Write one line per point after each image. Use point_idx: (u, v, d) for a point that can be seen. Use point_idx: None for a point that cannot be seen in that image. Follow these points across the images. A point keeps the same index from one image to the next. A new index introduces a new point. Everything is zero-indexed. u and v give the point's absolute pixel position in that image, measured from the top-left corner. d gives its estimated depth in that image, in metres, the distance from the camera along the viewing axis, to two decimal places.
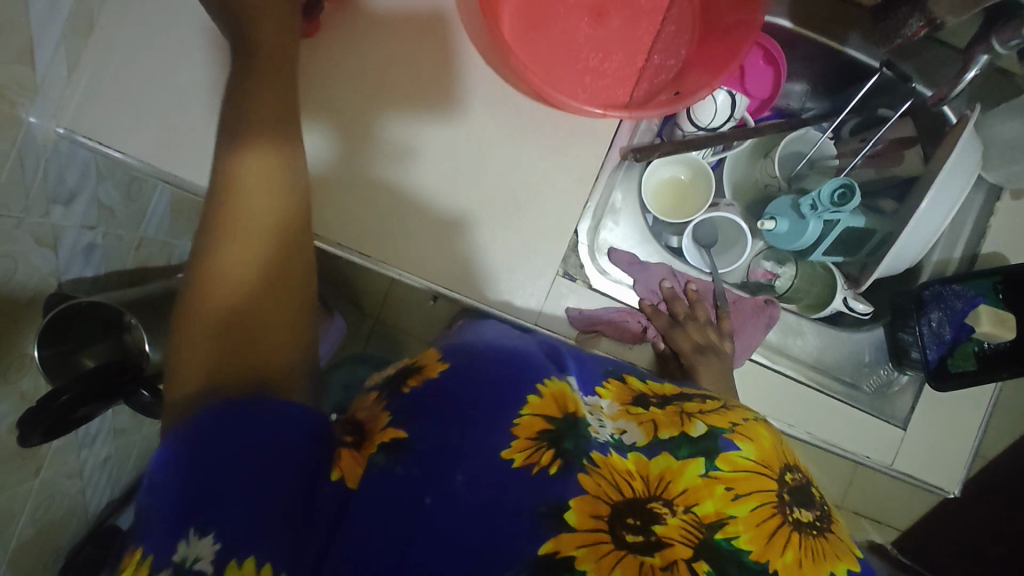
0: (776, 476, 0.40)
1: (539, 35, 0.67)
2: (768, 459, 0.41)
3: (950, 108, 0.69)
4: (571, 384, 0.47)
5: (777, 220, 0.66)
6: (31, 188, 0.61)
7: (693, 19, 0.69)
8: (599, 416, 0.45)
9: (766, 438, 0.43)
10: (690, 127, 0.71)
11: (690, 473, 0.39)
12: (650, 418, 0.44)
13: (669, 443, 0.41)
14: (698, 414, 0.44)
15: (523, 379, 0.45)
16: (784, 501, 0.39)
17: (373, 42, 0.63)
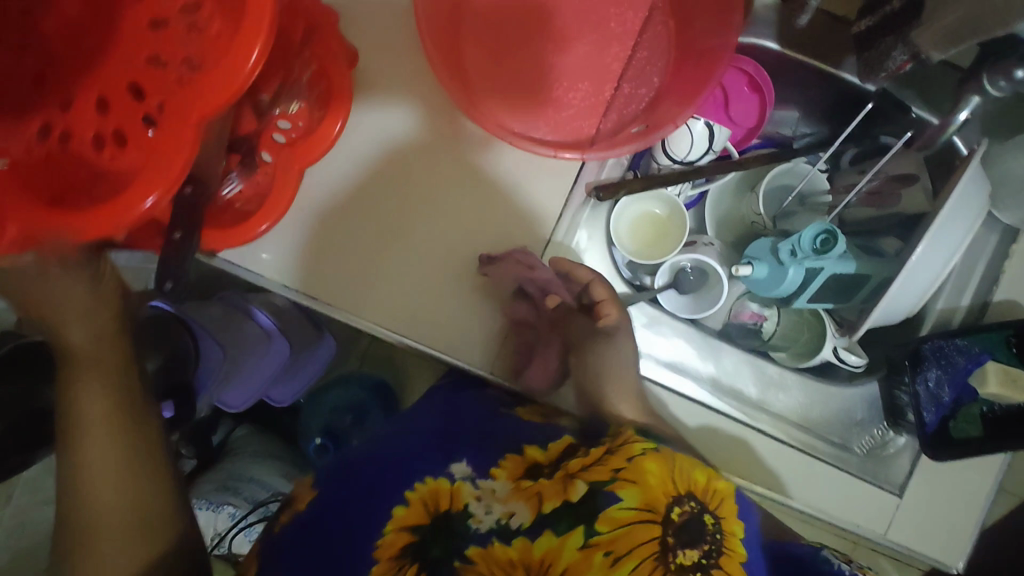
0: (661, 517, 0.46)
1: (499, 63, 0.63)
2: (653, 501, 0.46)
3: (962, 139, 0.62)
4: (450, 476, 0.51)
5: (755, 265, 0.60)
6: None
7: (669, 44, 0.64)
8: (487, 503, 0.49)
9: (652, 476, 0.47)
10: (665, 159, 0.66)
11: (570, 546, 0.45)
12: (535, 492, 0.49)
13: (551, 519, 0.46)
14: (579, 474, 0.49)
15: (391, 492, 0.51)
16: (669, 547, 0.45)
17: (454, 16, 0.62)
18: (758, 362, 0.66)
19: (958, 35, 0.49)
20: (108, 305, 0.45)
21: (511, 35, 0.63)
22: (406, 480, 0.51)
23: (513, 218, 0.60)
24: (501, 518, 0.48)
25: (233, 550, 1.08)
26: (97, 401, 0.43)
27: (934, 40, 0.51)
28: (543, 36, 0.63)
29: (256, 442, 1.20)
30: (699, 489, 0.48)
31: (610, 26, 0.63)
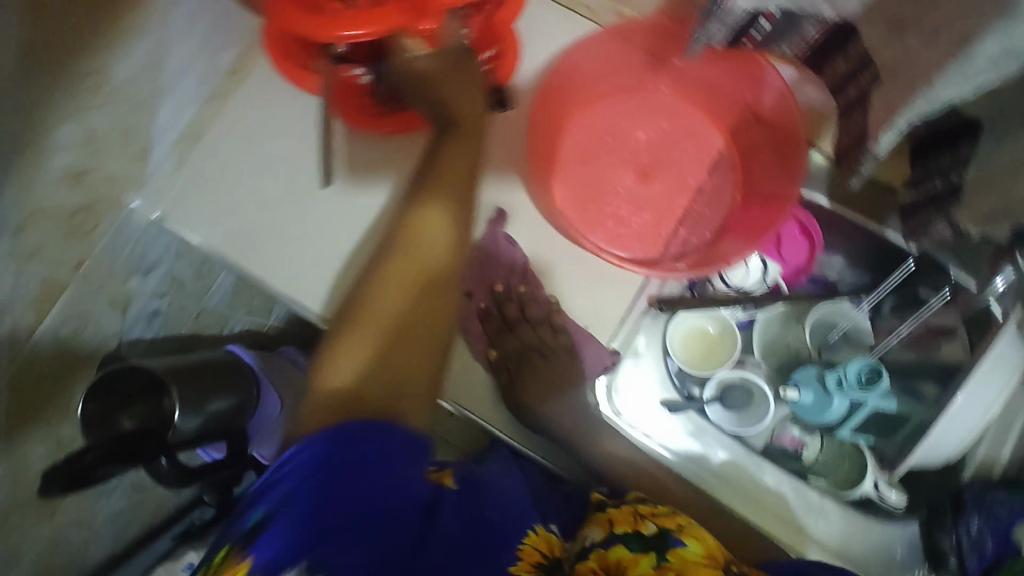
0: (718, 563, 0.53)
1: (587, 179, 0.72)
2: (711, 552, 0.54)
3: (968, 278, 0.68)
4: (554, 532, 0.57)
5: (801, 390, 0.65)
6: (117, 261, 0.71)
7: (733, 186, 0.73)
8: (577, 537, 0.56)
9: (708, 538, 0.55)
10: (721, 284, 0.73)
11: (643, 564, 0.52)
12: (608, 518, 0.58)
13: (622, 537, 0.55)
14: (649, 517, 0.57)
15: (521, 522, 0.55)
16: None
17: (570, 124, 0.73)
18: (804, 487, 0.68)
19: (992, 221, 0.48)
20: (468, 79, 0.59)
21: (600, 159, 0.73)
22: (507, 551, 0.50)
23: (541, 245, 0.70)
24: (581, 541, 0.57)
25: None
26: (437, 217, 0.56)
27: (973, 219, 0.50)
28: (628, 163, 0.73)
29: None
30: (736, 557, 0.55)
31: (681, 161, 0.73)
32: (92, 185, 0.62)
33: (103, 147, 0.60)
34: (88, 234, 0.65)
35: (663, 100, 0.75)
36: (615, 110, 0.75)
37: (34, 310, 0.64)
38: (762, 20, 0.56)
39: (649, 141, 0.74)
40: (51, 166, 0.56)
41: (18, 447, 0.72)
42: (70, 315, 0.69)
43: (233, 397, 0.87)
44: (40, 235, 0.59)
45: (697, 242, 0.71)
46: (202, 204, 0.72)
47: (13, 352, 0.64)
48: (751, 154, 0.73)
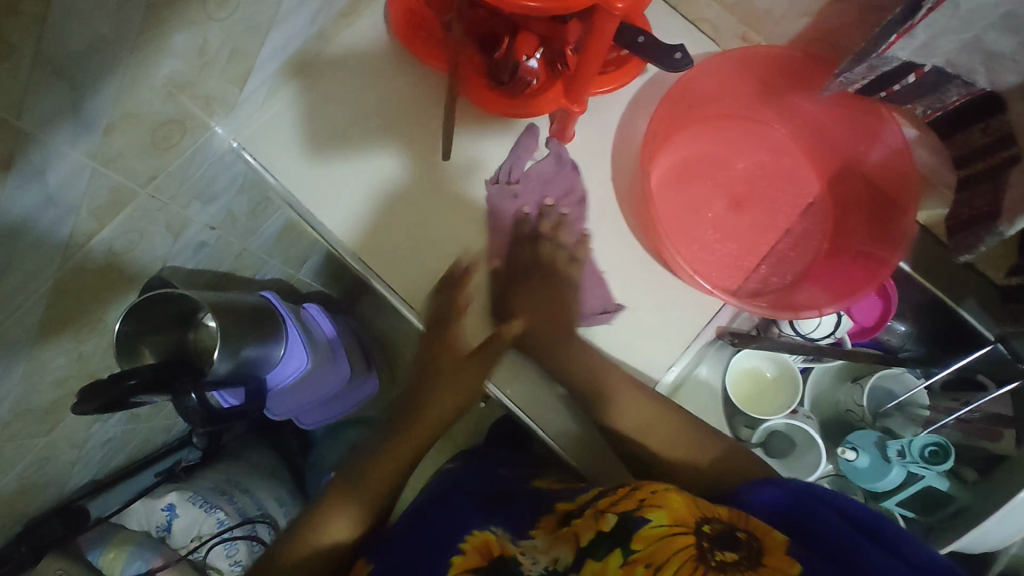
0: (691, 527, 0.49)
1: (678, 198, 0.71)
2: (678, 518, 0.50)
3: None
4: (497, 532, 0.59)
5: (859, 453, 0.63)
6: (185, 183, 0.68)
7: (822, 234, 0.72)
8: (532, 554, 0.55)
9: (673, 501, 0.51)
10: (789, 329, 0.72)
11: (613, 563, 0.49)
12: (572, 531, 0.55)
13: (590, 549, 0.51)
14: (609, 508, 0.53)
15: (446, 545, 0.58)
16: (705, 549, 0.47)
17: (674, 138, 0.71)
18: None
19: None
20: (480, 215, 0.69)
21: (695, 180, 0.71)
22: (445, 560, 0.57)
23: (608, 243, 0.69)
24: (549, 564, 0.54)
25: (206, 561, 1.04)
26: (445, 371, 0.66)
27: None
28: (723, 189, 0.71)
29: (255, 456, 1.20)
30: (713, 511, 0.52)
31: (776, 198, 0.72)
32: (187, 99, 0.59)
33: (208, 62, 0.57)
34: (168, 149, 0.62)
35: (768, 136, 0.74)
36: (718, 134, 0.73)
37: (97, 217, 0.60)
38: (912, 75, 0.55)
39: (748, 171, 0.72)
40: (157, 72, 0.53)
41: (40, 355, 0.68)
42: (127, 229, 0.65)
43: (263, 344, 0.84)
44: (124, 140, 0.56)
45: (777, 282, 0.70)
46: (282, 128, 0.71)
47: (66, 256, 0.60)
48: (846, 207, 0.72)
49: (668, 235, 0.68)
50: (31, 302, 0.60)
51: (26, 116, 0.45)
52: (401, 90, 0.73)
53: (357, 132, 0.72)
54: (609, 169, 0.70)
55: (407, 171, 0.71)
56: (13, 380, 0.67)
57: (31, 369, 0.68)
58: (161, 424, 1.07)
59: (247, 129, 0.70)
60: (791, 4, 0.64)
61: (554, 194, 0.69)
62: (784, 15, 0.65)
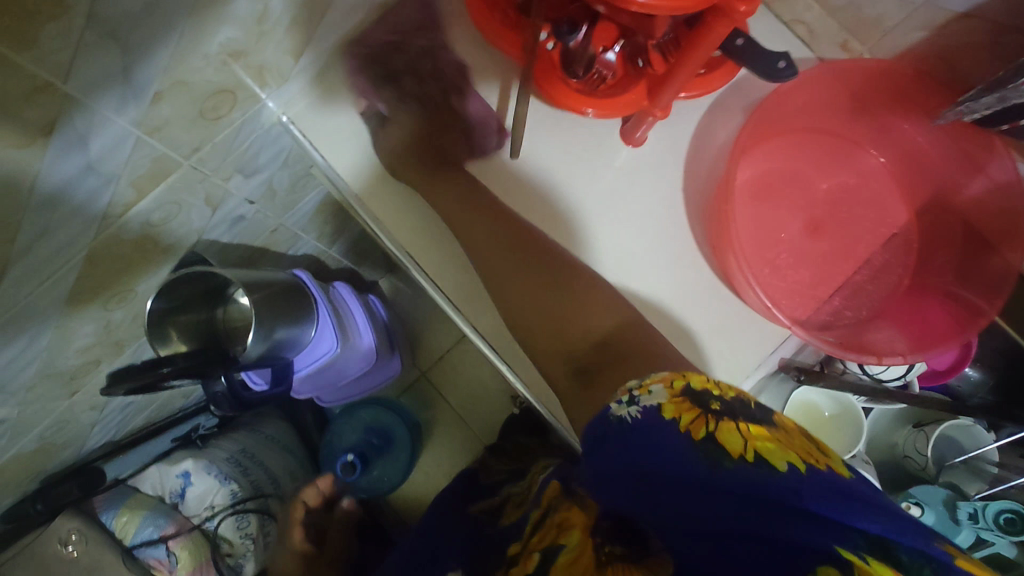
0: (592, 535, 0.44)
1: (754, 213, 0.65)
2: (580, 537, 0.44)
3: None
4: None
5: (926, 510, 0.62)
6: (229, 156, 0.64)
7: (904, 268, 0.66)
8: None
9: (579, 518, 0.46)
10: (856, 368, 0.67)
11: None
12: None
13: None
14: (529, 549, 0.49)
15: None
16: (602, 556, 0.41)
17: (757, 149, 0.66)
18: None
19: None
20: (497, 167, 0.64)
21: (772, 197, 0.66)
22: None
23: (663, 244, 0.65)
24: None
25: (216, 532, 1.03)
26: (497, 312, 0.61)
27: None
28: (801, 210, 0.66)
29: (270, 428, 1.18)
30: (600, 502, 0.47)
31: (860, 225, 0.66)
32: (240, 68, 0.54)
33: (266, 29, 0.53)
34: (215, 120, 0.58)
35: (857, 156, 0.68)
36: (801, 148, 0.67)
37: (136, 187, 0.56)
38: None
39: (830, 193, 0.67)
40: (212, 39, 0.48)
41: (67, 324, 0.65)
42: (165, 201, 0.62)
43: (296, 327, 0.81)
44: (173, 108, 0.52)
45: (852, 317, 0.65)
46: (329, 103, 0.65)
47: (102, 227, 0.57)
48: (935, 243, 0.66)
49: (742, 256, 0.62)
50: (62, 271, 0.57)
51: (72, 79, 0.41)
52: (461, 68, 0.67)
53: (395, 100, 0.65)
54: (682, 180, 0.65)
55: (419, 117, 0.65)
56: (39, 348, 0.65)
57: (58, 336, 0.66)
58: (181, 392, 1.05)
59: (298, 104, 0.65)
60: (909, 14, 0.58)
61: (622, 203, 0.65)
62: (898, 26, 0.59)
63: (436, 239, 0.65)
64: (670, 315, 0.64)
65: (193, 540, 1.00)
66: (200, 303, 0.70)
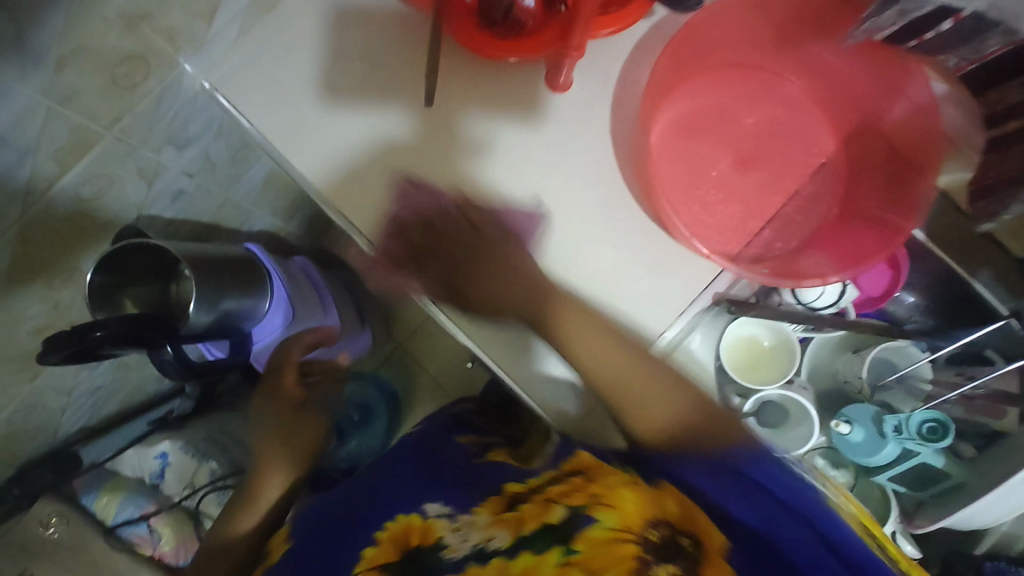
0: (635, 534, 0.51)
1: (684, 152, 0.66)
2: (627, 522, 0.52)
3: None
4: (424, 514, 0.61)
5: (852, 429, 0.67)
6: (155, 126, 0.64)
7: (832, 197, 0.68)
8: (463, 533, 0.57)
9: (628, 502, 0.54)
10: (790, 298, 0.69)
11: (546, 563, 0.50)
12: (513, 518, 0.56)
13: (529, 541, 0.53)
14: (558, 500, 0.56)
15: (381, 514, 0.63)
16: (646, 562, 0.49)
17: (685, 91, 0.67)
18: None
19: None
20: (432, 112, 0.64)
21: (701, 135, 0.67)
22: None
23: (591, 186, 0.64)
24: (480, 541, 0.55)
25: (198, 509, 1.06)
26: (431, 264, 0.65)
27: None
28: (728, 146, 0.67)
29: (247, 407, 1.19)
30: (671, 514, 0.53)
31: (786, 158, 0.67)
32: (148, 33, 0.54)
33: None
34: (132, 88, 0.58)
35: (782, 90, 0.68)
36: (727, 86, 0.68)
37: (59, 160, 0.57)
38: None
39: (757, 128, 0.67)
40: (110, 2, 0.48)
41: (11, 305, 0.65)
42: (94, 174, 0.62)
43: (246, 300, 0.82)
44: (82, 75, 0.52)
45: (781, 249, 0.65)
46: (246, 64, 0.63)
47: (29, 202, 0.57)
48: (860, 170, 0.67)
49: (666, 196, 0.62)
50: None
51: None
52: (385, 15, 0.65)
53: (341, 77, 0.64)
54: (608, 120, 0.65)
55: (345, 67, 0.64)
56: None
57: (5, 317, 0.66)
58: (152, 375, 1.06)
59: (220, 68, 0.64)
60: None
61: (553, 147, 0.65)
62: None
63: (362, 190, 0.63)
64: (608, 264, 0.63)
65: (174, 517, 1.03)
66: (144, 279, 0.70)
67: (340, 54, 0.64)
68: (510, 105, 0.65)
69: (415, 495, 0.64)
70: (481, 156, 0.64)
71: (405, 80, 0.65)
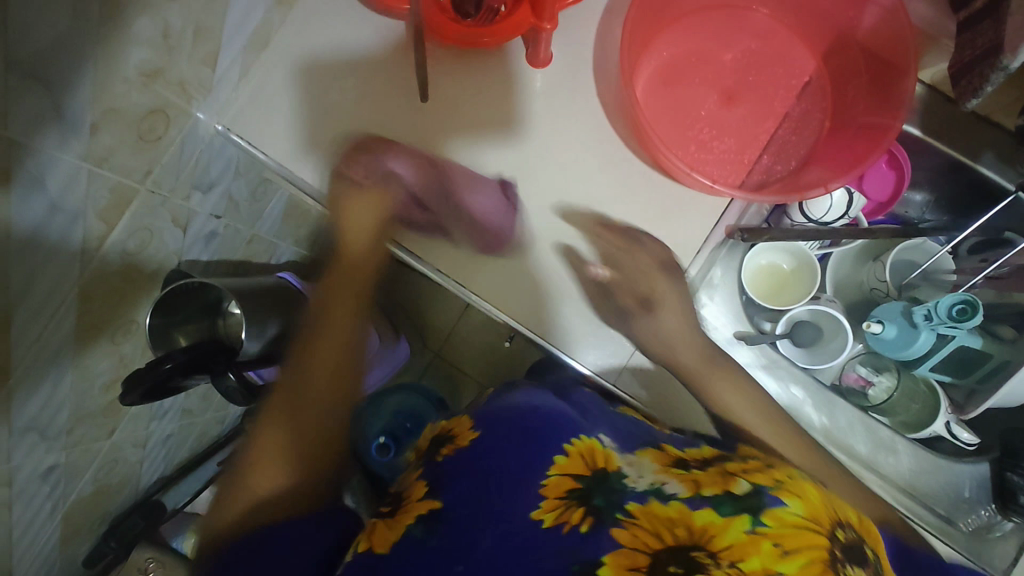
0: (825, 530, 0.45)
1: (670, 98, 0.69)
2: (816, 515, 0.46)
3: None
4: (601, 442, 0.56)
5: (885, 325, 0.68)
6: (181, 174, 0.70)
7: (822, 113, 0.70)
8: (639, 470, 0.52)
9: (812, 496, 0.48)
10: (800, 217, 0.71)
11: (734, 528, 0.44)
12: (692, 477, 0.50)
13: (711, 499, 0.47)
14: (739, 474, 0.50)
15: (555, 438, 0.55)
16: (836, 558, 0.44)
17: (661, 41, 0.70)
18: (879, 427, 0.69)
19: None
20: (433, 109, 0.69)
21: (684, 79, 0.70)
22: (526, 489, 0.50)
23: (589, 148, 0.69)
24: (653, 482, 0.50)
25: None
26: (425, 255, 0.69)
27: None
28: (712, 84, 0.70)
29: None
30: (855, 525, 0.48)
31: (768, 85, 0.70)
32: (162, 88, 0.60)
33: (174, 46, 0.58)
34: (156, 141, 0.63)
35: (752, 21, 0.71)
36: (699, 28, 0.71)
37: (104, 218, 0.62)
38: None
39: (736, 62, 0.70)
40: (127, 62, 0.53)
41: (84, 363, 0.71)
42: (135, 228, 0.68)
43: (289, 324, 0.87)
44: (113, 136, 0.57)
45: (782, 170, 0.68)
46: (255, 102, 0.70)
47: (86, 261, 0.62)
48: (845, 77, 0.69)
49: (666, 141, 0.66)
50: (66, 310, 0.63)
51: (13, 124, 0.45)
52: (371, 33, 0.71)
53: (342, 98, 0.70)
54: (594, 85, 0.69)
55: (345, 89, 0.70)
56: (66, 389, 0.70)
57: (78, 375, 0.71)
58: (214, 416, 1.12)
59: (230, 110, 0.70)
60: None
61: (546, 118, 0.69)
62: None
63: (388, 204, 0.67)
64: (622, 220, 0.68)
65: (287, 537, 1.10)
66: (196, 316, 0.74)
67: (336, 76, 0.70)
68: (498, 88, 0.69)
69: (587, 423, 0.59)
70: (487, 142, 0.69)
71: (402, 106, 0.69)
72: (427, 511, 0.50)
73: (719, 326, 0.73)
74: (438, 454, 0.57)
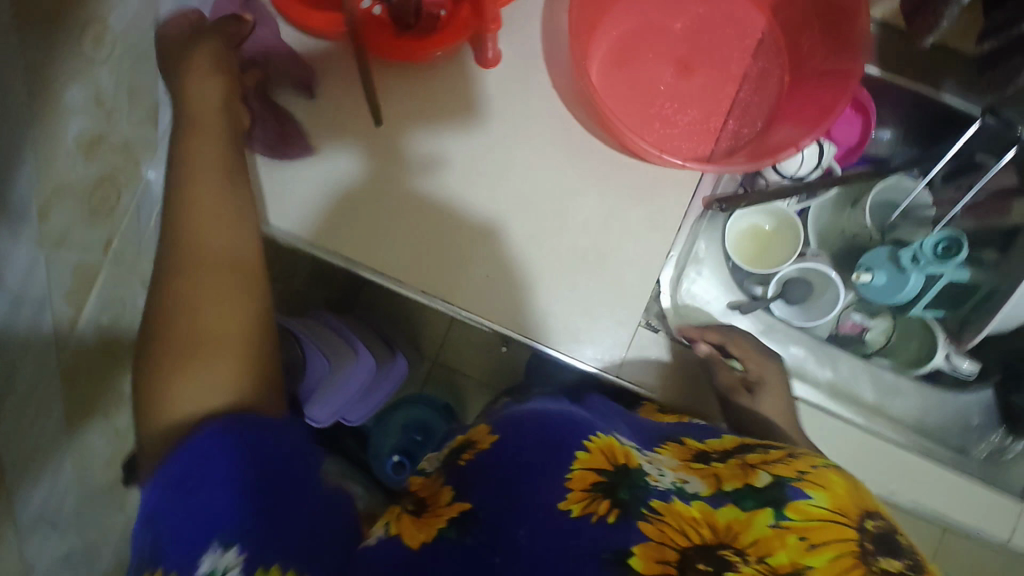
0: (853, 524, 0.43)
1: (627, 77, 0.68)
2: (843, 507, 0.45)
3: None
4: (618, 441, 0.55)
5: (874, 273, 0.69)
6: (143, 237, 0.68)
7: (779, 67, 0.69)
8: (659, 467, 0.52)
9: (839, 486, 0.46)
10: (774, 176, 0.70)
11: (758, 524, 0.44)
12: (712, 473, 0.51)
13: (734, 495, 0.47)
14: (762, 467, 0.49)
15: (571, 437, 0.53)
16: (867, 551, 0.41)
17: (609, 20, 0.68)
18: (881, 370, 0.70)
19: None
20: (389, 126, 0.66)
21: (638, 55, 0.68)
22: (557, 479, 0.49)
23: (552, 141, 0.67)
24: (676, 481, 0.50)
25: None
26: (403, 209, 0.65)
27: None
28: (666, 56, 0.68)
29: None
30: (886, 516, 0.46)
31: (721, 48, 0.69)
32: (107, 155, 0.57)
33: (112, 109, 0.55)
34: (111, 210, 0.61)
35: None
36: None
37: (73, 299, 0.60)
38: None
39: (687, 30, 0.69)
40: (66, 135, 0.51)
41: (81, 444, 0.70)
42: (107, 301, 0.66)
43: None
44: (65, 216, 0.55)
45: (749, 132, 0.67)
46: None
47: (63, 345, 0.60)
48: (798, 26, 0.68)
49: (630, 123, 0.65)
50: (51, 398, 0.61)
51: None
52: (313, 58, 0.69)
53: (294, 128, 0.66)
54: (548, 76, 0.68)
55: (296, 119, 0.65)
56: (68, 474, 0.69)
57: (78, 457, 0.70)
58: None
59: None
60: None
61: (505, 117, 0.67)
62: None
63: (361, 231, 0.64)
64: (596, 213, 0.66)
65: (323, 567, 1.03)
66: None
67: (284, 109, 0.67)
68: (451, 95, 0.67)
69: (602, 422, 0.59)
70: (450, 151, 0.66)
71: (357, 126, 0.66)
72: (460, 513, 0.49)
73: (712, 299, 0.72)
74: (460, 460, 0.56)
